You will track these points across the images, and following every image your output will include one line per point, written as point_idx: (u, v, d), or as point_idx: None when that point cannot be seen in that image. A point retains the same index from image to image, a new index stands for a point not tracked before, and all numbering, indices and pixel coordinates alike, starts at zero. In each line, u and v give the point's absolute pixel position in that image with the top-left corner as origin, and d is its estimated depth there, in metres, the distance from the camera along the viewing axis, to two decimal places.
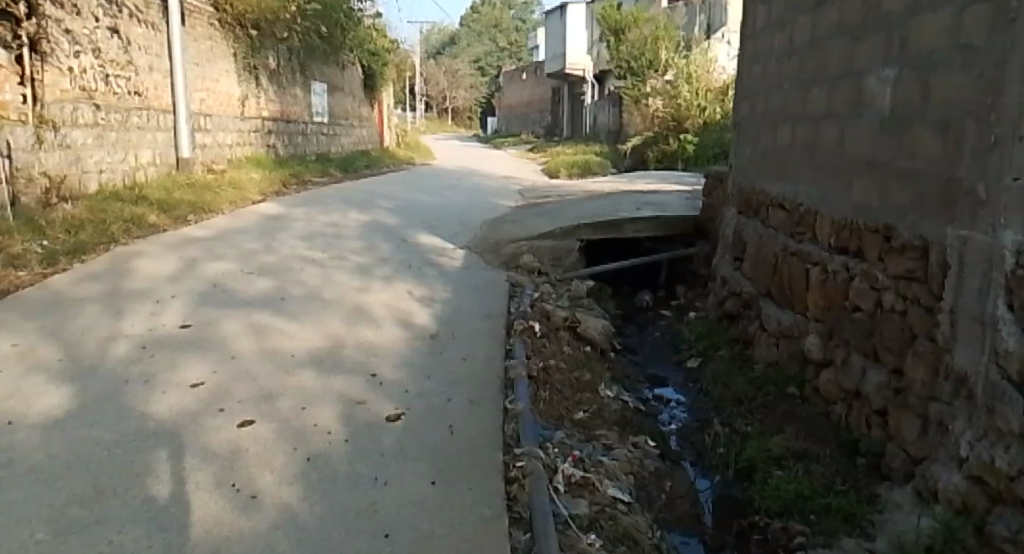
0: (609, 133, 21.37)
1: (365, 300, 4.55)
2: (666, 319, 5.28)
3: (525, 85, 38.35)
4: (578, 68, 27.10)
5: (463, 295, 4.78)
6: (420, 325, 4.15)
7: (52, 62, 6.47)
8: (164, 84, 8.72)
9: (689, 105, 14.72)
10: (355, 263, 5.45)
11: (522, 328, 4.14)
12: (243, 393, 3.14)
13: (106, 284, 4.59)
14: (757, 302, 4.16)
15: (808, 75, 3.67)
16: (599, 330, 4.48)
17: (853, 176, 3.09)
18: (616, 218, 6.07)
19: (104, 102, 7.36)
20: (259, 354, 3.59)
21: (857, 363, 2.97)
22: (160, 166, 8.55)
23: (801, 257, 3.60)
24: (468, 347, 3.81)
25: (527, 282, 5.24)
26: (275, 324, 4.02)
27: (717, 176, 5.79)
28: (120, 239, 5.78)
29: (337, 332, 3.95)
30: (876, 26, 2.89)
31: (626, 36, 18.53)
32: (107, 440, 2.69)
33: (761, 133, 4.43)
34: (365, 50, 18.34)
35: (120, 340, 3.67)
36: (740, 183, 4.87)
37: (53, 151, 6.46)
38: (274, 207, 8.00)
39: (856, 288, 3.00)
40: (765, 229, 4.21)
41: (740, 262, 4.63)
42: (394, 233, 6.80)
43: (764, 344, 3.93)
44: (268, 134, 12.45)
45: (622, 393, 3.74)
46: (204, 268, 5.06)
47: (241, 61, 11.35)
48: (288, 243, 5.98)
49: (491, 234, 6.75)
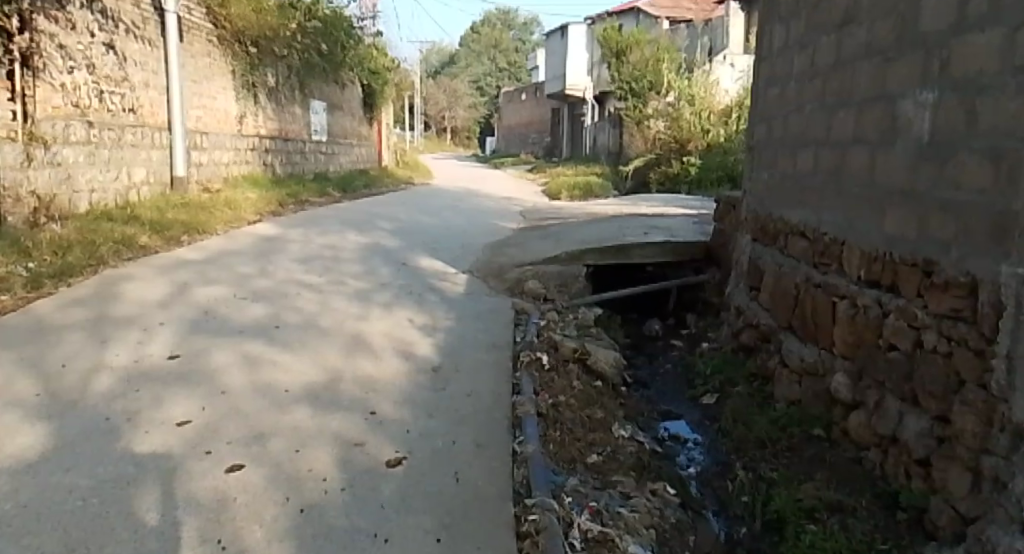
0: (610, 154, 21.33)
1: (364, 329, 4.34)
2: (677, 350, 5.07)
3: (524, 106, 38.49)
4: (578, 88, 27.14)
5: (467, 324, 4.58)
6: (422, 356, 3.93)
7: (44, 77, 6.29)
8: (160, 101, 8.56)
9: (692, 127, 14.68)
10: (354, 289, 5.25)
11: (530, 360, 3.93)
12: (234, 432, 2.92)
13: (91, 310, 4.37)
14: (777, 335, 3.97)
15: (832, 98, 3.50)
16: (610, 363, 4.27)
17: (886, 206, 2.90)
18: (624, 243, 5.90)
19: (97, 119, 7.18)
20: (251, 389, 3.36)
21: (894, 407, 2.77)
22: (154, 185, 8.36)
23: (827, 290, 3.41)
24: (473, 382, 3.59)
25: (532, 309, 5.04)
26: (268, 355, 3.79)
27: (729, 201, 5.64)
28: (109, 262, 5.57)
29: (333, 364, 3.73)
30: (912, 47, 2.72)
31: (627, 57, 18.54)
32: (81, 487, 2.45)
33: (779, 158, 4.27)
34: (365, 69, 18.29)
35: (103, 372, 3.45)
36: (756, 210, 4.70)
37: (42, 169, 6.27)
38: (269, 228, 7.81)
39: (891, 326, 2.80)
40: (784, 258, 4.03)
41: (756, 292, 4.44)
42: (394, 256, 6.60)
43: (787, 381, 3.72)
44: (266, 152, 12.29)
45: (636, 433, 3.53)
46: (195, 294, 4.84)
47: (240, 79, 11.22)
48: (284, 267, 5.77)
49: (494, 259, 6.55)
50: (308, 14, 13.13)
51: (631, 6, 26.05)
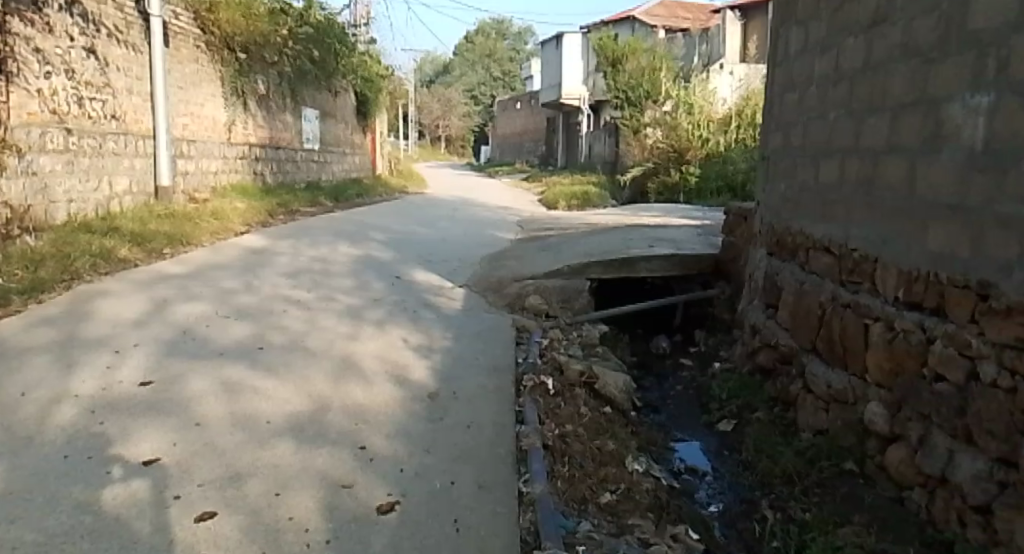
0: (607, 163, 21.12)
1: (355, 350, 4.04)
2: (687, 370, 4.79)
3: (518, 115, 38.33)
4: (574, 97, 26.94)
5: (465, 343, 4.29)
6: (416, 381, 3.63)
7: (19, 82, 6.00)
8: (145, 108, 8.27)
9: (690, 136, 14.48)
10: (344, 305, 4.95)
11: (533, 385, 3.64)
12: (209, 473, 2.61)
13: (60, 331, 4.05)
14: (800, 358, 3.69)
15: (861, 105, 3.25)
16: (619, 387, 3.98)
17: (929, 221, 2.63)
18: (628, 256, 5.67)
19: (77, 127, 6.88)
20: (230, 420, 3.05)
21: (943, 444, 2.49)
22: (138, 195, 8.05)
23: (857, 311, 3.14)
24: (473, 411, 3.29)
25: (534, 326, 4.77)
26: (249, 381, 3.48)
27: (740, 212, 5.39)
28: (85, 277, 5.26)
29: (320, 391, 3.43)
30: (961, 46, 2.46)
31: (623, 66, 18.34)
32: (27, 543, 2.13)
33: (798, 168, 4.01)
34: (359, 76, 18.03)
35: (66, 402, 3.13)
36: (771, 222, 4.43)
37: (16, 179, 5.95)
38: (257, 240, 7.51)
39: (938, 353, 2.53)
40: (806, 275, 3.76)
41: (773, 309, 4.17)
42: (387, 269, 6.30)
43: (812, 408, 3.44)
44: (256, 161, 11.99)
45: (652, 467, 3.23)
46: (175, 312, 4.54)
47: (229, 85, 10.92)
48: (271, 282, 5.47)
49: (493, 272, 6.26)
50: (299, 19, 12.86)
51: (626, 15, 25.93)
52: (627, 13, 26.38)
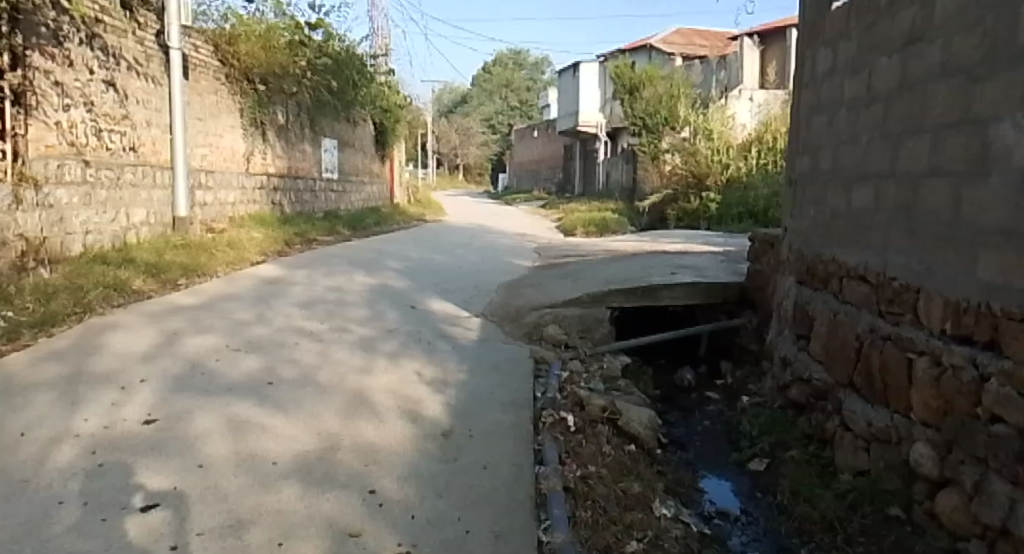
0: (625, 189, 21.00)
1: (367, 384, 3.89)
2: (714, 404, 4.58)
3: (535, 143, 38.47)
4: (591, 124, 27.00)
5: (482, 377, 4.13)
6: (430, 418, 3.47)
7: (37, 115, 6.02)
8: (163, 139, 8.29)
9: (710, 162, 14.34)
10: (358, 337, 4.82)
11: (554, 422, 3.47)
12: (209, 520, 2.46)
13: (67, 365, 3.95)
14: (836, 393, 3.48)
15: (896, 127, 3.08)
16: (643, 423, 3.79)
17: (978, 248, 2.44)
18: (650, 284, 5.51)
19: (95, 158, 6.89)
20: (235, 462, 2.91)
21: (1003, 492, 2.27)
22: (155, 226, 8.04)
23: (899, 344, 2.94)
24: (490, 450, 3.12)
25: (553, 358, 4.60)
26: (257, 419, 3.34)
27: (766, 239, 5.21)
28: (97, 309, 5.19)
29: (330, 428, 3.28)
30: (1009, 62, 2.30)
31: (641, 93, 18.31)
32: None
33: (829, 193, 3.84)
34: (377, 106, 18.16)
35: (67, 442, 3.01)
36: (801, 249, 4.25)
37: (33, 212, 5.94)
38: (273, 270, 7.44)
39: (993, 391, 2.32)
40: (840, 305, 3.56)
41: (806, 341, 3.97)
42: (402, 299, 6.17)
43: (851, 447, 3.23)
44: (274, 191, 12.02)
45: (680, 513, 3.03)
46: (185, 344, 4.43)
47: (248, 116, 10.99)
48: (284, 313, 5.37)
49: (510, 301, 6.11)
50: (318, 50, 12.97)
51: (643, 43, 26.01)
52: (644, 41, 26.46)
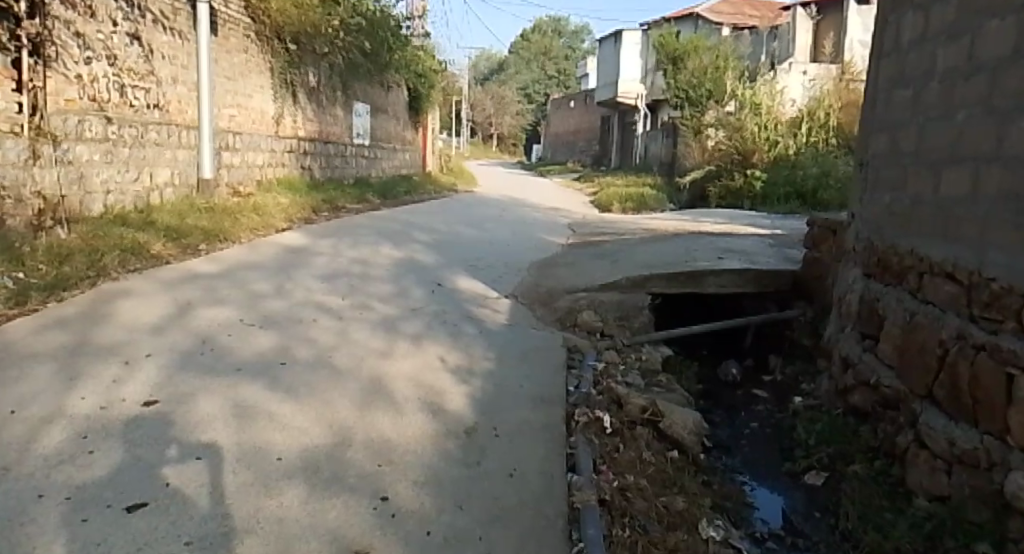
0: (664, 164, 20.41)
1: (388, 370, 3.59)
2: (763, 404, 4.22)
3: (571, 114, 37.70)
4: (631, 96, 26.31)
5: (511, 365, 3.81)
6: (453, 412, 3.16)
7: (56, 67, 5.77)
8: (190, 98, 8.04)
9: (757, 138, 13.72)
10: (379, 314, 4.53)
11: (588, 423, 3.13)
12: (200, 525, 2.16)
13: (71, 335, 3.72)
14: (911, 405, 3.08)
15: (1004, 102, 2.60)
16: (687, 425, 3.44)
17: None
18: (696, 269, 5.14)
19: (117, 115, 6.65)
20: (236, 455, 2.63)
21: None
22: (180, 187, 7.81)
23: (995, 356, 2.52)
24: (518, 454, 2.79)
25: (587, 347, 4.27)
26: (265, 406, 3.06)
27: (827, 224, 4.79)
28: (112, 273, 4.97)
29: (345, 420, 2.99)
30: None
31: (684, 65, 17.64)
32: None
33: (911, 177, 3.37)
34: (411, 71, 17.73)
35: (57, 424, 2.74)
36: (872, 239, 3.81)
37: (50, 169, 5.73)
38: (298, 238, 7.18)
39: None
40: (919, 306, 3.15)
41: (873, 341, 3.57)
42: (428, 274, 5.86)
43: (926, 468, 2.83)
44: (304, 155, 11.76)
45: (731, 535, 2.69)
46: (197, 317, 4.18)
47: (278, 77, 10.69)
48: (305, 285, 5.11)
49: (543, 281, 5.77)
50: (351, 9, 12.59)
51: (689, 11, 25.04)
52: (690, 10, 25.51)
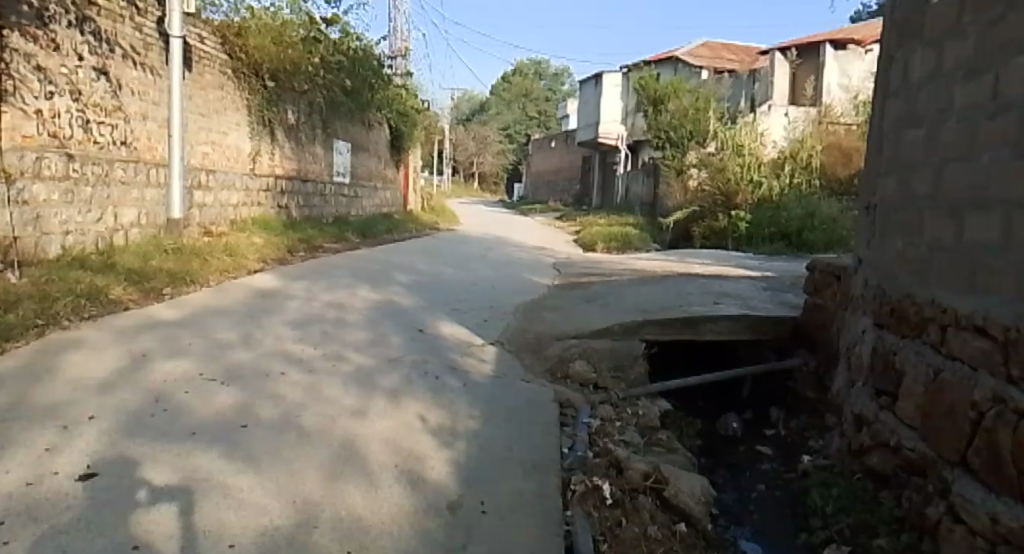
0: (646, 204, 20.37)
1: (362, 431, 3.25)
2: (768, 462, 3.93)
3: (553, 154, 37.86)
4: (613, 136, 26.46)
5: (498, 423, 3.49)
6: (434, 483, 2.81)
7: (14, 102, 5.44)
8: (160, 135, 7.74)
9: (740, 180, 13.52)
10: (354, 366, 4.20)
11: (586, 494, 2.81)
12: None
13: (6, 393, 3.33)
14: (940, 471, 2.79)
15: None
16: (693, 493, 3.12)
17: None
18: (692, 315, 4.89)
19: (81, 152, 6.33)
20: (179, 542, 2.24)
21: None
22: (147, 227, 7.47)
23: None
24: (508, 534, 2.45)
25: (581, 402, 3.96)
26: (219, 479, 2.69)
27: (830, 269, 4.58)
28: (64, 321, 4.59)
29: (310, 495, 2.63)
30: None
31: (665, 106, 17.52)
32: None
33: (928, 223, 3.15)
34: (394, 110, 17.60)
35: None
36: (883, 287, 3.58)
37: (3, 208, 5.37)
38: (271, 280, 6.84)
39: None
40: (944, 362, 2.89)
41: (889, 398, 3.31)
42: (408, 320, 5.54)
43: (964, 546, 2.53)
44: (281, 194, 11.45)
45: None
46: (152, 371, 3.81)
47: (255, 114, 10.45)
48: (275, 333, 4.76)
49: (530, 326, 5.47)
50: (332, 47, 12.44)
51: (670, 54, 25.38)
52: (671, 53, 25.87)
